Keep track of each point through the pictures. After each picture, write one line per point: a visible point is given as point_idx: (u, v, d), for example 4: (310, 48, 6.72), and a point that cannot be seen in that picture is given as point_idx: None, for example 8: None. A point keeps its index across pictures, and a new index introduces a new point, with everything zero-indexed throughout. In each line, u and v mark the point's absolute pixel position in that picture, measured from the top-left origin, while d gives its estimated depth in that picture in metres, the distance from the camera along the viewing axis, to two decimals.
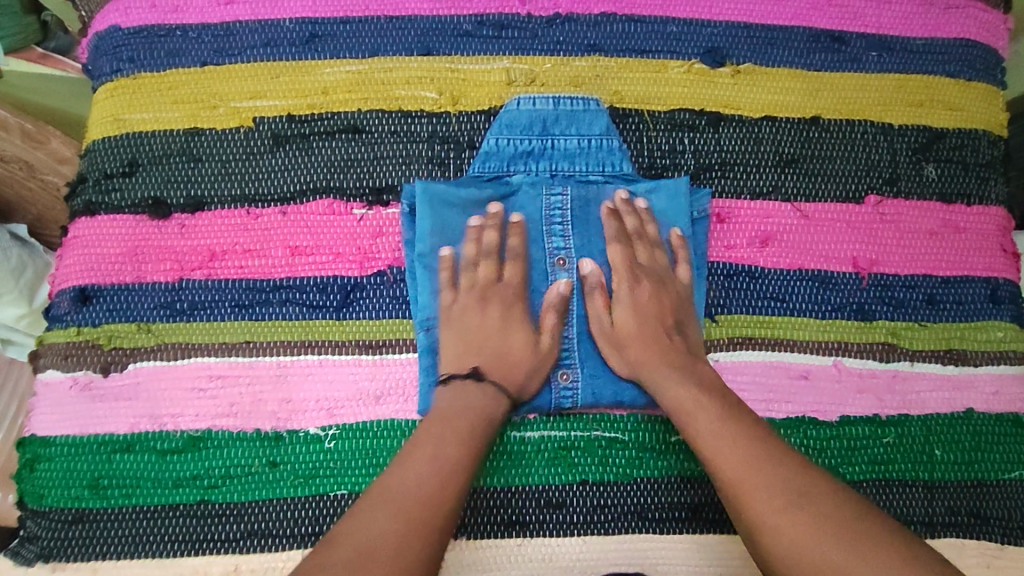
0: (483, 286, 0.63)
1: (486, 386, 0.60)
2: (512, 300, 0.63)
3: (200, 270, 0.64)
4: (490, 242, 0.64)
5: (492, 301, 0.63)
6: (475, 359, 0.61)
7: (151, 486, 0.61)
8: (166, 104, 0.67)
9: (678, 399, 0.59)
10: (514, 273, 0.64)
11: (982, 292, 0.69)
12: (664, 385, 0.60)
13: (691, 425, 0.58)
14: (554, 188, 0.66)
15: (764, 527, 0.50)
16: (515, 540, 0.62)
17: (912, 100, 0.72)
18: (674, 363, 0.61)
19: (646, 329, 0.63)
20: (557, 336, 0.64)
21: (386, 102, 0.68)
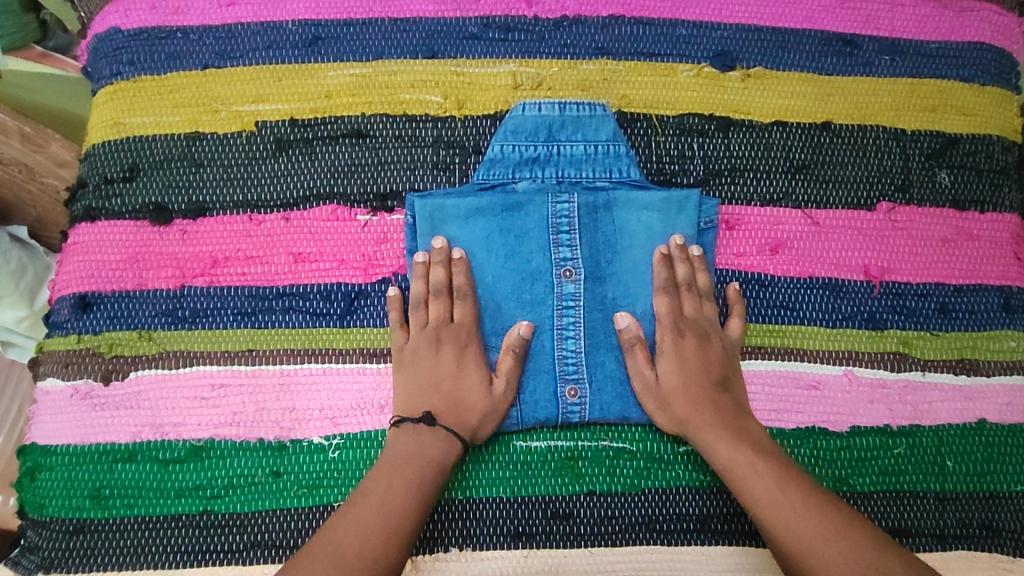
0: (434, 328, 0.62)
1: (435, 428, 0.59)
2: (466, 339, 0.62)
3: (202, 277, 0.64)
4: (438, 277, 0.63)
5: (444, 343, 0.62)
6: (428, 403, 0.60)
7: (153, 496, 0.60)
8: (166, 107, 0.66)
9: (733, 459, 0.58)
10: (463, 311, 0.62)
11: (995, 300, 0.68)
12: (712, 443, 0.59)
13: (740, 485, 0.57)
14: (561, 196, 0.64)
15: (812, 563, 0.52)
16: (521, 551, 0.61)
17: (926, 105, 0.71)
18: (729, 424, 0.60)
19: (694, 384, 0.62)
20: (565, 352, 0.63)
21: (391, 106, 0.67)
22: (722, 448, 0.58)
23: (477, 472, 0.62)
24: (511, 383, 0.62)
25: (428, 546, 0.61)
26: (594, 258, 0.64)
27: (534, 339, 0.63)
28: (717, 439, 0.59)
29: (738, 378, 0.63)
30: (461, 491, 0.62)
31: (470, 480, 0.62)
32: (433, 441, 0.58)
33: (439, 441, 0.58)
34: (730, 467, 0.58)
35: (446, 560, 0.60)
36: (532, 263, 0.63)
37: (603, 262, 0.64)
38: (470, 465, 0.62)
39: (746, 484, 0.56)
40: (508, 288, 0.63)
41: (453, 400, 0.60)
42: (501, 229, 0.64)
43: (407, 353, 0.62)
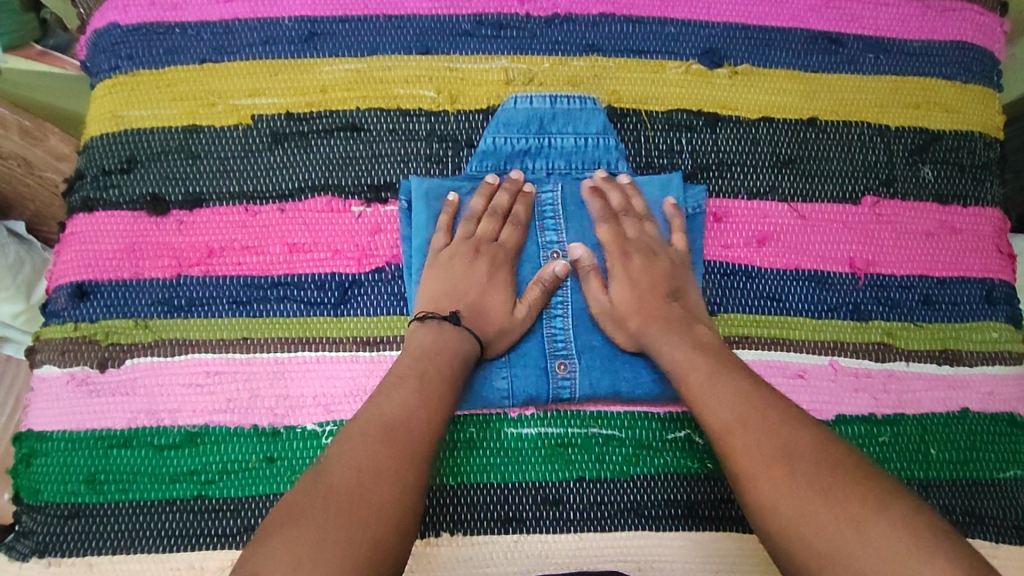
0: (478, 240, 0.65)
1: (457, 328, 0.61)
2: (501, 260, 0.65)
3: (198, 266, 0.65)
4: (502, 202, 0.66)
5: (482, 255, 0.65)
6: (452, 306, 0.62)
7: (148, 481, 0.61)
8: (164, 101, 0.68)
9: (678, 359, 0.60)
10: (514, 239, 0.66)
11: (978, 292, 0.70)
12: (660, 345, 0.61)
13: (684, 383, 0.58)
14: (546, 186, 0.67)
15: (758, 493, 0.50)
16: (512, 536, 0.62)
17: (909, 102, 0.72)
18: (675, 325, 0.62)
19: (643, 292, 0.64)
20: (555, 330, 0.65)
21: (385, 100, 0.68)
22: (671, 349, 0.60)
23: (468, 458, 0.63)
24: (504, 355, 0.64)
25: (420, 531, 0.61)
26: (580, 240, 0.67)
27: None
28: (665, 341, 0.61)
29: (687, 286, 0.65)
30: (453, 476, 0.62)
31: (462, 465, 0.63)
32: (449, 335, 0.60)
33: (455, 338, 0.60)
34: (676, 365, 0.59)
35: (437, 545, 0.61)
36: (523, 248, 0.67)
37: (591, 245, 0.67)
38: (462, 451, 0.63)
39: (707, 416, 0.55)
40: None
41: (476, 307, 0.63)
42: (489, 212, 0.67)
43: (444, 255, 0.65)
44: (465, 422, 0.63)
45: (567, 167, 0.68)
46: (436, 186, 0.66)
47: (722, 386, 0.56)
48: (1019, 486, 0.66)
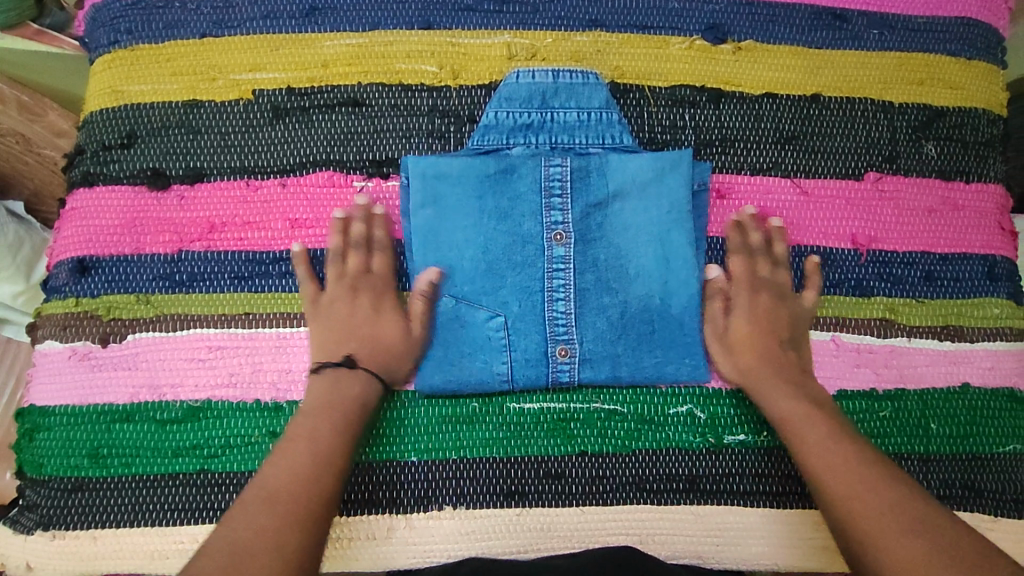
0: (352, 276, 0.63)
1: (359, 372, 0.60)
2: (380, 288, 0.63)
3: (199, 241, 0.64)
4: (357, 231, 0.63)
5: (363, 291, 0.63)
6: (347, 347, 0.61)
7: (151, 455, 0.61)
8: (164, 76, 0.67)
9: (789, 411, 0.60)
10: (381, 264, 0.64)
11: (980, 269, 0.70)
12: (776, 398, 0.61)
13: (797, 435, 0.58)
14: (553, 160, 0.65)
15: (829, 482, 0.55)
16: (514, 510, 0.62)
17: (912, 78, 0.72)
18: (788, 377, 0.62)
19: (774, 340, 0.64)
20: (555, 313, 0.63)
21: (387, 75, 0.68)
22: (785, 403, 0.60)
23: (470, 433, 0.63)
24: (501, 341, 0.63)
25: (422, 504, 0.62)
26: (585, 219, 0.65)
27: (526, 302, 0.63)
28: (776, 394, 0.61)
29: (807, 341, 0.66)
30: (455, 450, 0.63)
31: (464, 440, 0.63)
32: (352, 383, 0.59)
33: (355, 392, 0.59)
34: (790, 418, 0.60)
35: (440, 518, 0.61)
36: (524, 226, 0.64)
37: (594, 226, 0.65)
38: (463, 426, 0.63)
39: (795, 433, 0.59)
40: (499, 251, 0.64)
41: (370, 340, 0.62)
42: (493, 190, 0.64)
43: (322, 304, 0.62)
44: (466, 397, 0.64)
45: (572, 145, 0.66)
46: (435, 167, 0.64)
47: (820, 439, 0.57)
48: (1019, 461, 0.66)
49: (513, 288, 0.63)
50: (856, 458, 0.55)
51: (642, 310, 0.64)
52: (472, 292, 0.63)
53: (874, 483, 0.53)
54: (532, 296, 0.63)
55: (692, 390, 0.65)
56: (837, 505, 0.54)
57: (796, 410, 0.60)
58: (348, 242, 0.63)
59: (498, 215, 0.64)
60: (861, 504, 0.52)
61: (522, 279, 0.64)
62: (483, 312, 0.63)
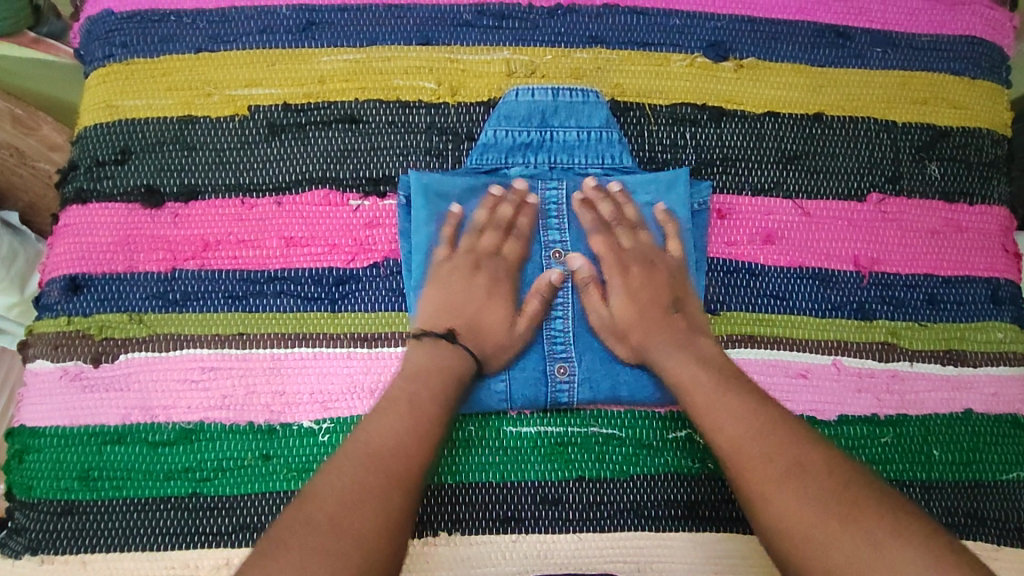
0: (480, 253, 0.63)
1: (455, 348, 0.59)
2: (502, 274, 0.63)
3: (193, 260, 0.64)
4: (504, 213, 0.64)
5: (483, 269, 0.63)
6: (450, 322, 0.61)
7: (142, 478, 0.60)
8: (159, 91, 0.66)
9: (679, 374, 0.58)
10: (516, 251, 0.64)
11: (983, 292, 0.69)
12: (665, 362, 0.59)
13: (690, 397, 0.57)
14: (551, 181, 0.66)
15: (721, 437, 0.53)
16: (509, 537, 0.61)
17: (916, 98, 0.71)
18: (675, 337, 0.60)
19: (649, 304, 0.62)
20: (555, 331, 0.63)
21: (384, 91, 0.67)
22: (677, 362, 0.59)
23: (466, 457, 0.62)
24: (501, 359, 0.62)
25: (417, 531, 0.61)
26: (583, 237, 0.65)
27: None
28: (666, 355, 0.59)
29: (687, 294, 0.63)
30: (451, 475, 0.62)
31: (460, 464, 0.62)
32: (450, 354, 0.59)
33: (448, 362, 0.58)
34: (680, 384, 0.58)
35: (435, 544, 0.61)
36: (523, 245, 0.64)
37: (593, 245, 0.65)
38: (459, 449, 0.62)
39: (712, 415, 0.54)
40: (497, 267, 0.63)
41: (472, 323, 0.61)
42: (490, 210, 0.65)
43: (444, 270, 0.63)
44: (463, 420, 0.63)
45: (571, 164, 0.66)
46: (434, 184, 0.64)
47: (721, 402, 0.54)
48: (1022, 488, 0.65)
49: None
50: (778, 430, 0.52)
51: None
52: None
53: (778, 457, 0.50)
54: (531, 314, 0.63)
55: None
56: (729, 459, 0.52)
57: (685, 373, 0.58)
58: (492, 221, 0.64)
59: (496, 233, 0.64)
60: (755, 474, 0.50)
61: (520, 296, 0.63)
62: None
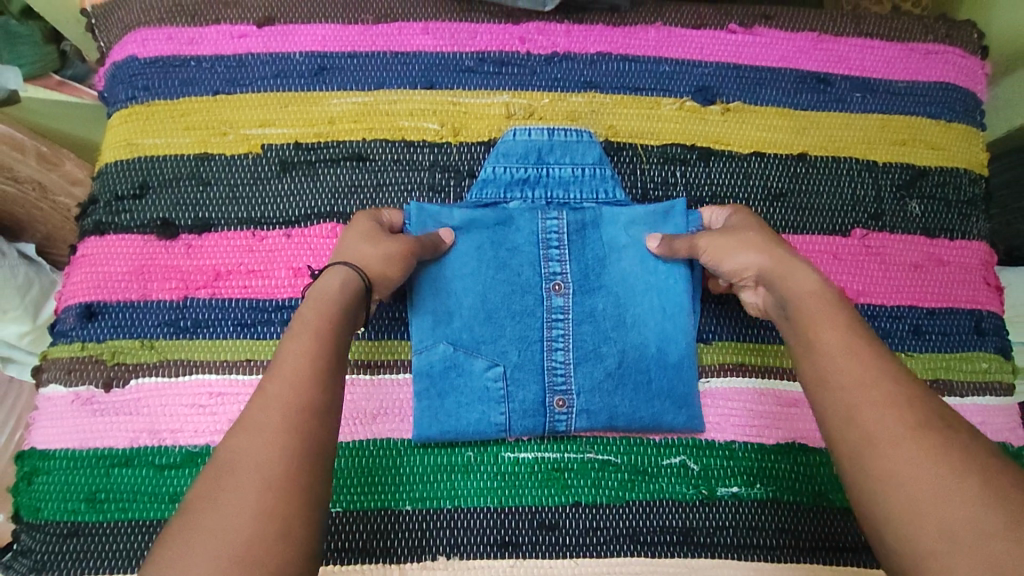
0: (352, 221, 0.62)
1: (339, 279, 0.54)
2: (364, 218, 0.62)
3: (205, 289, 0.66)
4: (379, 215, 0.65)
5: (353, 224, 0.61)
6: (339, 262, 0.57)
7: (147, 500, 0.61)
8: (177, 130, 0.70)
9: (799, 292, 0.54)
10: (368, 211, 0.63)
11: (967, 323, 0.71)
12: (789, 279, 0.55)
13: (807, 315, 0.52)
14: (550, 213, 0.68)
15: (829, 352, 0.50)
16: (507, 561, 0.62)
17: (895, 139, 0.75)
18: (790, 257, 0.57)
19: (762, 229, 0.60)
20: (554, 363, 0.65)
21: (390, 131, 0.71)
22: (804, 280, 0.55)
23: (465, 482, 0.64)
24: (500, 392, 0.64)
25: (416, 554, 0.62)
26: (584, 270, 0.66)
27: (525, 352, 0.65)
28: (791, 276, 0.55)
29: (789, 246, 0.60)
30: (450, 500, 0.63)
31: (459, 489, 0.63)
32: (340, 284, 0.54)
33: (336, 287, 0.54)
34: (804, 296, 0.53)
35: (434, 569, 0.61)
36: (523, 275, 0.66)
37: (592, 278, 0.67)
38: (459, 475, 0.64)
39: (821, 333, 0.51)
40: (498, 301, 0.65)
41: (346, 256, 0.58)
42: (490, 241, 0.67)
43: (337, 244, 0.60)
44: (463, 445, 0.64)
45: (569, 199, 0.69)
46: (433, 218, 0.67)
47: (841, 322, 0.51)
48: None
49: (511, 337, 0.65)
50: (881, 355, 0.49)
51: (639, 357, 0.65)
52: (471, 341, 0.65)
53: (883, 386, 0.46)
54: (530, 346, 0.65)
55: (687, 441, 0.66)
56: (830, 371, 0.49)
57: (811, 290, 0.54)
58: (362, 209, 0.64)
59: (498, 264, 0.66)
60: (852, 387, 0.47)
61: (520, 329, 0.65)
62: (481, 361, 0.64)
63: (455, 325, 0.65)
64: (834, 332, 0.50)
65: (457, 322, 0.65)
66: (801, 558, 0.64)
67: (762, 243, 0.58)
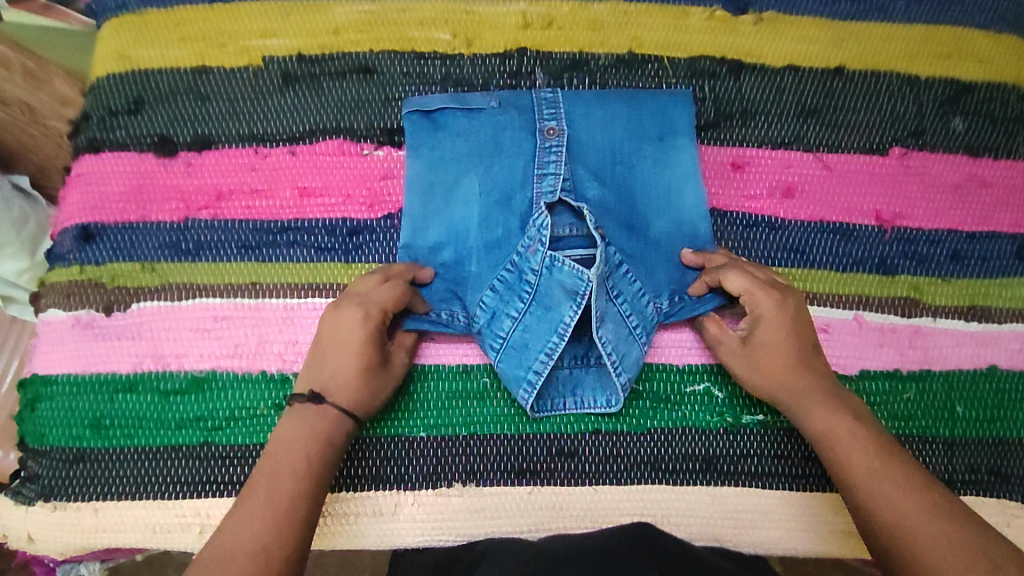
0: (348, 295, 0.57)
1: (323, 408, 0.53)
2: (347, 343, 0.55)
3: (206, 209, 0.63)
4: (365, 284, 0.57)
5: (334, 349, 0.55)
6: (313, 381, 0.55)
7: (153, 427, 0.59)
8: (172, 41, 0.66)
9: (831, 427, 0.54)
10: (347, 319, 0.55)
11: (1008, 247, 0.68)
12: (809, 409, 0.55)
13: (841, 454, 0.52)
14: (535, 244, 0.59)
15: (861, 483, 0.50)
16: (525, 488, 0.60)
17: (939, 52, 0.70)
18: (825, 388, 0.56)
19: (791, 352, 0.57)
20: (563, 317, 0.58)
21: (399, 42, 0.66)
22: (821, 414, 0.55)
23: (481, 409, 0.61)
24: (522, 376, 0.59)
25: (431, 481, 0.60)
26: (605, 208, 0.63)
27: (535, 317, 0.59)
28: (816, 405, 0.55)
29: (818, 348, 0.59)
30: (465, 427, 0.61)
31: (475, 415, 0.61)
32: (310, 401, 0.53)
33: (326, 419, 0.53)
34: (830, 434, 0.54)
35: (449, 495, 0.60)
36: (509, 235, 0.61)
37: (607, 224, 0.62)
38: (474, 401, 0.62)
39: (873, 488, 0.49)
40: (493, 263, 0.61)
41: (325, 374, 0.55)
42: (486, 191, 0.62)
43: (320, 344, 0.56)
44: (478, 371, 0.62)
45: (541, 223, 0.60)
46: (422, 208, 0.63)
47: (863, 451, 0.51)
48: None
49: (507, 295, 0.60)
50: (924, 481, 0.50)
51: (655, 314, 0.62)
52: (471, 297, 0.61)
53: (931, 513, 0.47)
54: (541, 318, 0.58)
55: (711, 368, 0.63)
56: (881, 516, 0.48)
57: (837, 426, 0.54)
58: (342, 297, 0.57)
59: (502, 203, 0.62)
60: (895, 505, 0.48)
61: (531, 321, 0.59)
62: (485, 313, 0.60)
63: (452, 274, 0.62)
64: (862, 451, 0.51)
65: (458, 265, 0.62)
66: (828, 486, 0.62)
67: (793, 381, 0.56)
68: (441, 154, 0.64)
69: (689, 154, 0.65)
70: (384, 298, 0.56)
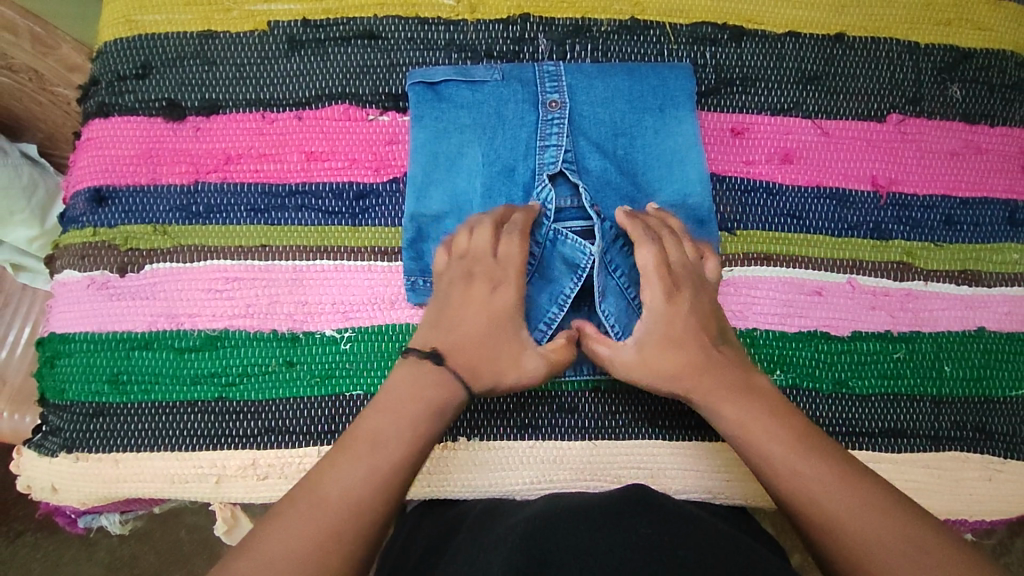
0: (470, 256, 0.58)
1: (438, 370, 0.53)
2: (485, 303, 0.56)
3: (215, 173, 0.64)
4: (469, 242, 0.58)
5: (472, 307, 0.56)
6: (438, 340, 0.55)
7: (169, 382, 0.61)
8: (178, 5, 0.66)
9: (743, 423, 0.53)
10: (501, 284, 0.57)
11: (1001, 213, 0.69)
12: (720, 406, 0.54)
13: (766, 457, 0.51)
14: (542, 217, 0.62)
15: (788, 482, 0.50)
16: (527, 443, 0.63)
17: (939, 18, 0.70)
18: (731, 380, 0.55)
19: (694, 338, 0.56)
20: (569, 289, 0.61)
21: (403, 8, 0.67)
22: (732, 411, 0.54)
23: None
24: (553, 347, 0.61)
25: None
26: (605, 180, 0.64)
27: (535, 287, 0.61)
28: (726, 403, 0.54)
29: (724, 325, 0.58)
30: None
31: None
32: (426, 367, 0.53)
33: (428, 383, 0.52)
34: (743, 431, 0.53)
35: (454, 449, 0.62)
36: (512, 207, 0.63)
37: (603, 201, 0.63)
38: None
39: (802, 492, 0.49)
40: None
41: (459, 336, 0.55)
42: (489, 161, 0.64)
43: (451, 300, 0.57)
44: None
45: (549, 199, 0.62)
46: (425, 177, 0.64)
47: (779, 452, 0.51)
48: None
49: None
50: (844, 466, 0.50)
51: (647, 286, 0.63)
52: None
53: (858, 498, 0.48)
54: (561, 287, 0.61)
55: None
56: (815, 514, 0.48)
57: (746, 416, 0.53)
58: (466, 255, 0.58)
59: (504, 174, 0.63)
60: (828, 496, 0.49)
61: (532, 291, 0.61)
62: None
63: None
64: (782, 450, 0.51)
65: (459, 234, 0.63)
66: None
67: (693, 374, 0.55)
68: (445, 123, 0.64)
69: (691, 125, 0.66)
70: (510, 254, 0.58)
